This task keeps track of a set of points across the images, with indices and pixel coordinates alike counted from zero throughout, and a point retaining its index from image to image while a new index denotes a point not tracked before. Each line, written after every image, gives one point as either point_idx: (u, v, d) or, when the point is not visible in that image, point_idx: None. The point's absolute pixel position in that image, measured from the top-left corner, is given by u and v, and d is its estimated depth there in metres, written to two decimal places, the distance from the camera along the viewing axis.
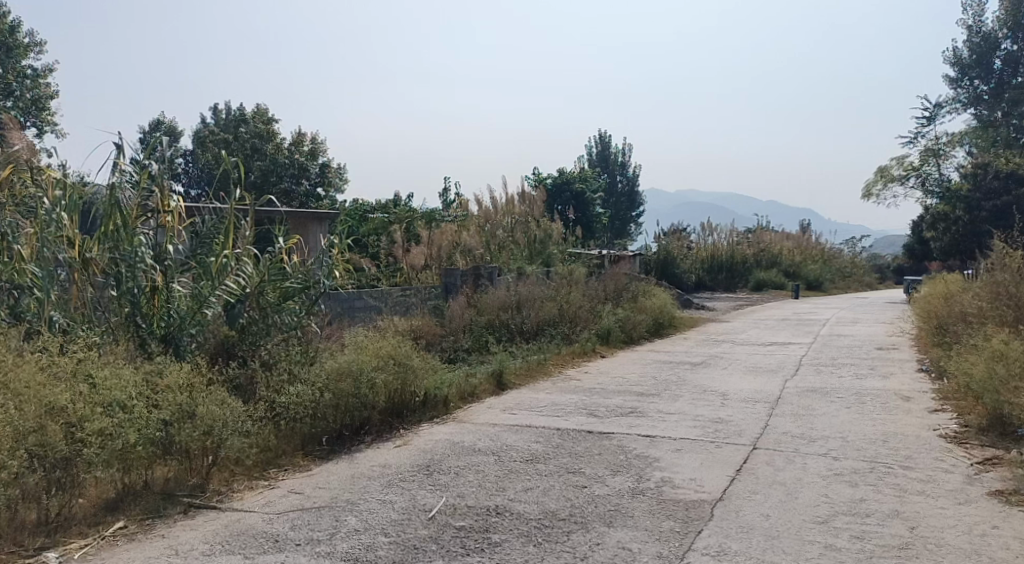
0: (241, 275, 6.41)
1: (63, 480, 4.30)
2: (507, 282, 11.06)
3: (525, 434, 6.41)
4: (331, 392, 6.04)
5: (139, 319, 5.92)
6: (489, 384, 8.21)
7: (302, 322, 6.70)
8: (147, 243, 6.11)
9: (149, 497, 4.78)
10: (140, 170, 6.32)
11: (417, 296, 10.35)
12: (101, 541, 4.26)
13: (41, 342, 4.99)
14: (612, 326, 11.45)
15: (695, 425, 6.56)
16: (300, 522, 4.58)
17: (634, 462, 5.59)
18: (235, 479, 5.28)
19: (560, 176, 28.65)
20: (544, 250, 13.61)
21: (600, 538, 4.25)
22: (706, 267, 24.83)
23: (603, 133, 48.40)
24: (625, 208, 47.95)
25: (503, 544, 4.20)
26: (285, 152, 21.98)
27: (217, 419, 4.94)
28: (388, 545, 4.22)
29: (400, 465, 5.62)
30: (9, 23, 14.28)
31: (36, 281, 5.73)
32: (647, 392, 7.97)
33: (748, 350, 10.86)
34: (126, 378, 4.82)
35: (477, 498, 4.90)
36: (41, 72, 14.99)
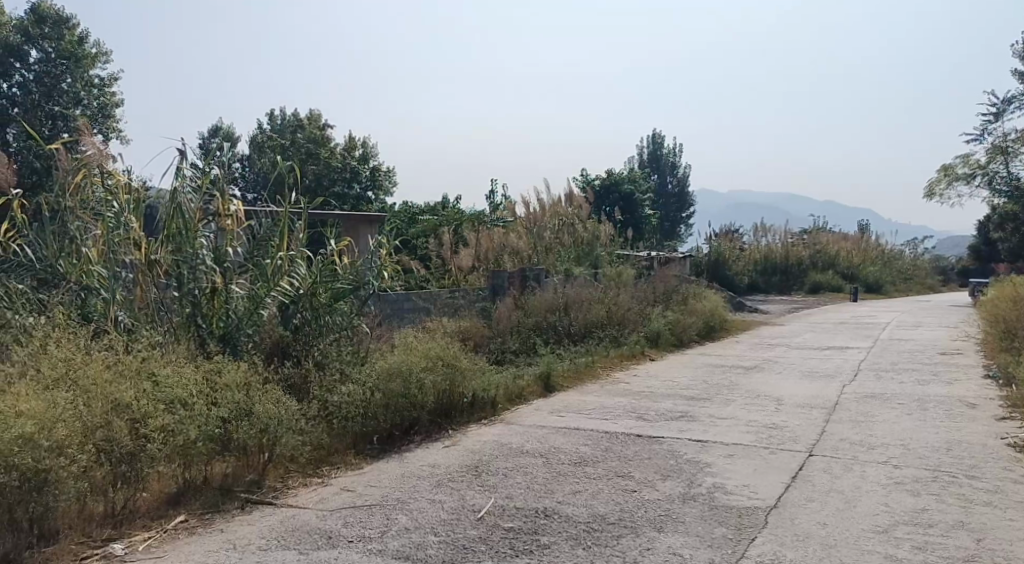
0: (295, 276, 6.52)
1: (128, 475, 4.42)
2: (554, 285, 11.04)
3: (573, 436, 6.40)
4: (381, 393, 6.12)
5: (200, 319, 6.09)
6: (537, 386, 8.23)
7: (353, 323, 6.79)
8: (208, 246, 6.25)
9: (208, 492, 4.92)
10: (201, 174, 6.52)
11: (465, 297, 10.38)
12: (163, 534, 4.40)
13: (107, 342, 5.16)
14: (662, 329, 11.35)
15: (748, 431, 6.47)
16: (352, 520, 4.64)
17: (685, 467, 5.53)
18: (290, 476, 5.39)
19: (609, 176, 28.56)
20: (592, 252, 13.57)
21: (651, 543, 4.22)
22: (759, 269, 24.51)
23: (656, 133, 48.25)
24: (674, 209, 47.56)
25: (552, 546, 4.21)
26: (339, 157, 22.35)
27: (273, 417, 5.05)
28: (438, 545, 4.25)
29: (449, 466, 5.66)
30: (79, 35, 14.79)
31: (103, 282, 5.95)
32: (699, 396, 7.87)
33: (802, 355, 10.65)
34: (188, 376, 4.94)
35: (525, 500, 4.91)
36: (107, 81, 15.48)
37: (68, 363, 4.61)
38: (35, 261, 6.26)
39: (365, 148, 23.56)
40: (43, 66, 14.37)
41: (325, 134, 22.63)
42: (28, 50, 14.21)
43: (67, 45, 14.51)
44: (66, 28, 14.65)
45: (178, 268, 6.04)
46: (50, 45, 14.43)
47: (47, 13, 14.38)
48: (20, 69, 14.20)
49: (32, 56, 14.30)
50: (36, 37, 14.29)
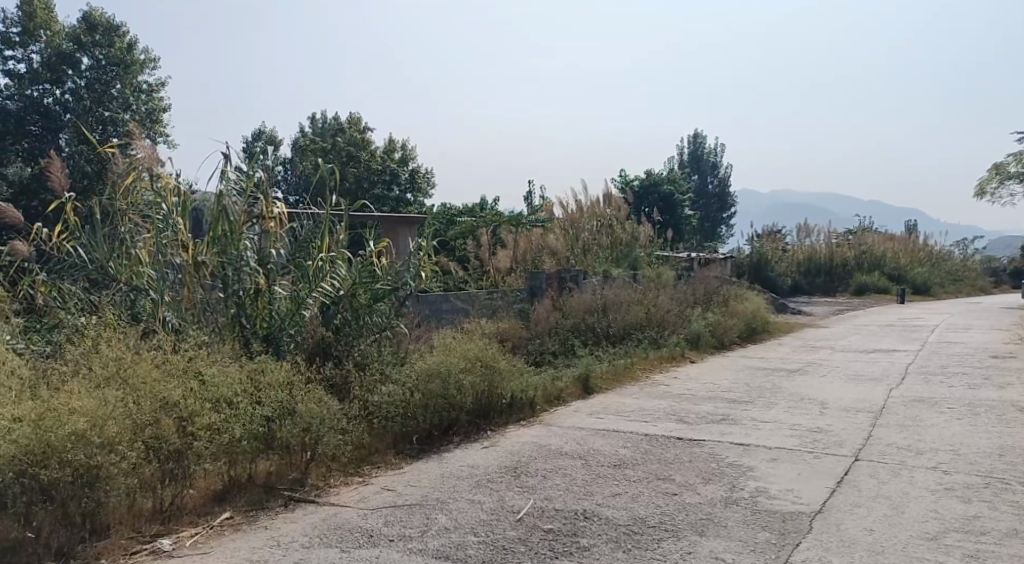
0: (336, 277, 6.60)
1: (176, 472, 4.51)
2: (593, 286, 11.00)
3: (613, 438, 6.37)
4: (421, 393, 6.16)
5: (244, 320, 6.20)
6: (575, 388, 8.21)
7: (392, 323, 6.84)
8: (252, 248, 6.38)
9: (253, 490, 5.00)
10: (246, 177, 6.66)
11: (504, 298, 10.39)
12: (209, 531, 4.49)
13: (156, 341, 5.28)
14: (702, 331, 11.24)
15: (791, 434, 6.37)
16: (393, 519, 4.68)
17: (726, 471, 5.47)
18: (332, 475, 5.45)
19: (648, 177, 28.39)
20: (630, 254, 13.51)
21: (693, 547, 4.18)
22: (803, 270, 24.33)
23: (697, 134, 47.91)
24: (715, 210, 47.08)
25: (592, 549, 4.19)
26: (379, 159, 22.61)
27: (316, 416, 5.11)
28: (478, 545, 4.26)
29: (488, 467, 5.67)
30: (128, 42, 15.15)
31: (151, 283, 6.10)
32: (740, 399, 7.78)
33: (846, 358, 10.47)
34: (233, 375, 5.03)
35: (565, 502, 4.90)
36: (154, 86, 15.85)
37: (119, 362, 4.73)
38: (87, 262, 6.43)
39: (404, 151, 23.78)
40: (95, 72, 14.78)
41: (366, 137, 22.95)
42: (80, 57, 14.65)
43: (117, 51, 14.89)
44: (116, 35, 15.07)
45: (224, 269, 6.16)
46: (100, 52, 14.83)
47: (98, 21, 14.83)
48: (73, 75, 14.62)
49: (84, 63, 14.73)
50: (88, 44, 14.73)
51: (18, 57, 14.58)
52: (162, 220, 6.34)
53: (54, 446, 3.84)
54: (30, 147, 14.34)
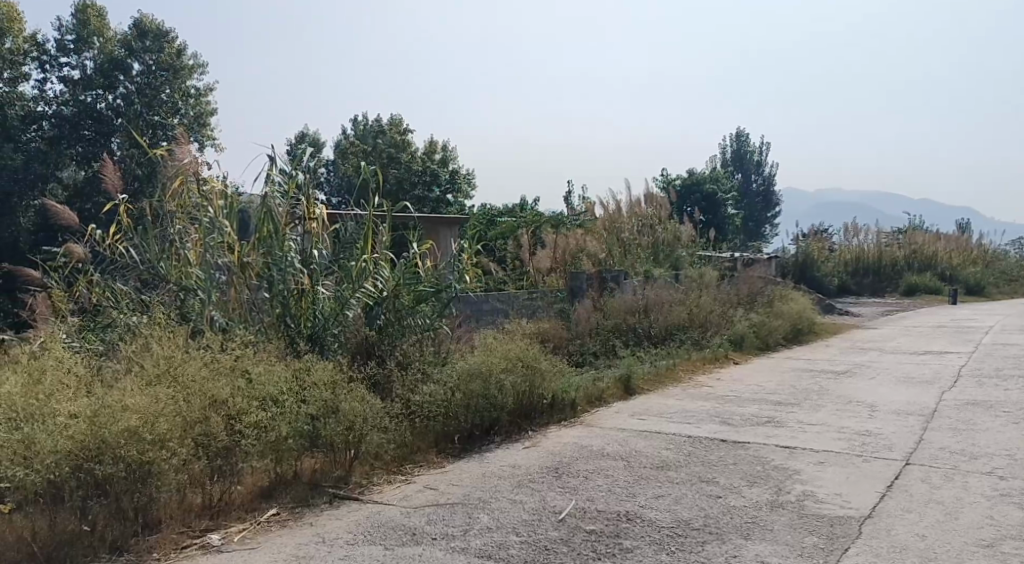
0: (379, 278, 6.67)
1: (224, 468, 4.61)
2: (634, 286, 10.93)
3: (654, 440, 6.32)
4: (462, 392, 6.19)
5: (289, 320, 6.29)
6: (617, 388, 8.16)
7: (434, 324, 6.87)
8: (296, 250, 6.49)
9: (299, 487, 5.08)
10: (289, 180, 6.80)
11: (543, 298, 10.39)
12: (256, 526, 4.57)
13: (204, 341, 5.39)
14: (746, 332, 11.10)
15: (839, 438, 6.25)
16: (435, 517, 4.71)
17: (772, 474, 5.38)
18: (375, 473, 5.51)
19: (690, 176, 28.16)
20: (672, 253, 13.43)
21: (738, 551, 4.12)
22: (851, 270, 24.00)
23: (740, 132, 47.39)
24: (759, 209, 46.50)
25: (635, 550, 4.16)
26: (419, 161, 22.74)
27: (359, 415, 5.15)
28: (520, 545, 4.27)
29: (529, 467, 5.67)
30: (177, 48, 15.49)
31: (200, 283, 6.24)
32: (786, 401, 7.66)
33: (896, 360, 10.23)
34: (279, 374, 5.09)
35: (607, 503, 4.87)
36: (202, 90, 16.15)
37: (169, 360, 4.84)
38: (139, 263, 6.60)
39: (445, 152, 23.96)
40: (145, 78, 15.15)
41: (406, 139, 23.17)
42: (131, 62, 15.01)
43: (167, 57, 15.25)
44: (165, 41, 15.41)
45: (270, 270, 6.28)
46: (150, 58, 15.20)
47: (148, 27, 15.18)
48: (124, 80, 15.00)
49: (135, 68, 15.09)
50: (138, 50, 15.10)
51: (72, 63, 15.02)
52: (209, 222, 6.47)
53: (108, 442, 3.94)
54: (84, 152, 14.70)
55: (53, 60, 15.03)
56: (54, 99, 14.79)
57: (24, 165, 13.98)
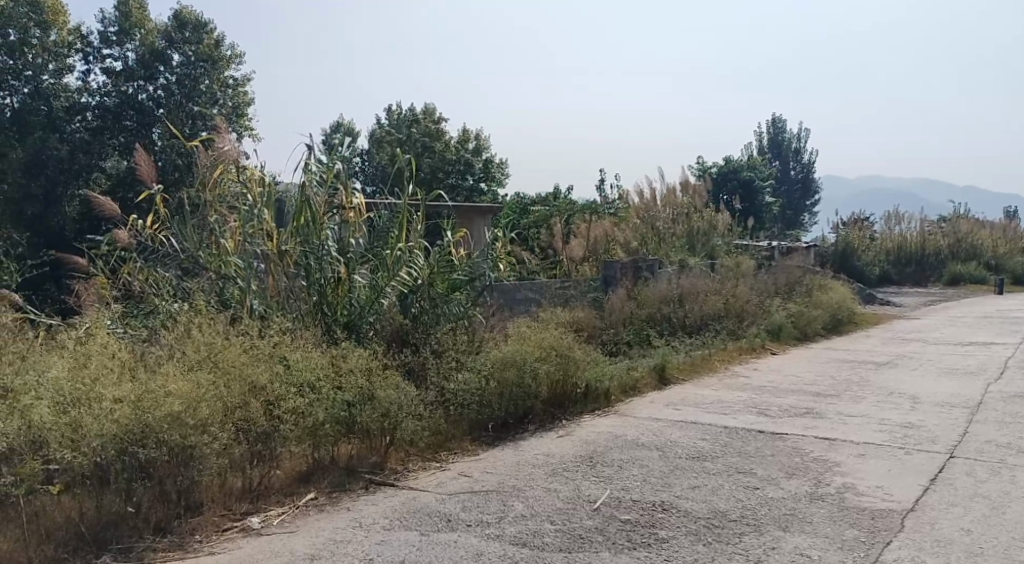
0: (413, 267, 6.71)
1: (263, 453, 4.68)
2: (668, 275, 10.85)
3: (690, 430, 6.27)
4: (496, 381, 6.21)
5: (325, 307, 6.33)
6: (651, 377, 8.11)
7: (468, 312, 6.91)
8: (332, 238, 6.54)
9: (335, 472, 5.13)
10: (326, 168, 6.84)
11: (577, 287, 10.35)
12: (295, 510, 4.64)
13: (243, 327, 5.47)
14: (784, 322, 10.95)
15: (881, 429, 6.14)
16: (470, 504, 4.73)
17: (811, 466, 5.31)
18: (410, 459, 5.56)
19: (727, 164, 27.86)
20: (707, 242, 13.33)
21: (777, 543, 4.08)
22: (892, 259, 23.51)
23: (777, 119, 46.75)
24: (798, 196, 45.77)
25: (671, 541, 4.14)
26: (453, 149, 22.84)
27: (394, 402, 5.18)
28: (555, 533, 4.27)
29: (563, 455, 5.66)
30: (216, 38, 15.71)
31: (239, 272, 6.33)
32: (825, 393, 7.54)
33: (939, 351, 10.01)
34: (316, 360, 5.14)
35: (642, 493, 4.85)
36: (240, 81, 16.38)
37: (209, 347, 4.91)
38: (179, 251, 6.72)
39: (477, 140, 23.91)
40: (185, 69, 15.37)
41: (440, 127, 23.24)
42: (171, 54, 15.24)
43: (205, 47, 15.46)
44: (204, 32, 15.60)
45: (306, 258, 6.34)
46: (190, 48, 15.40)
47: (187, 19, 15.35)
48: (164, 71, 15.22)
49: (175, 60, 15.31)
50: (178, 41, 15.32)
51: (114, 55, 15.27)
52: (248, 211, 6.56)
53: (152, 426, 4.01)
54: (126, 142, 14.99)
55: (96, 52, 15.29)
56: (97, 90, 15.04)
57: (69, 156, 14.25)
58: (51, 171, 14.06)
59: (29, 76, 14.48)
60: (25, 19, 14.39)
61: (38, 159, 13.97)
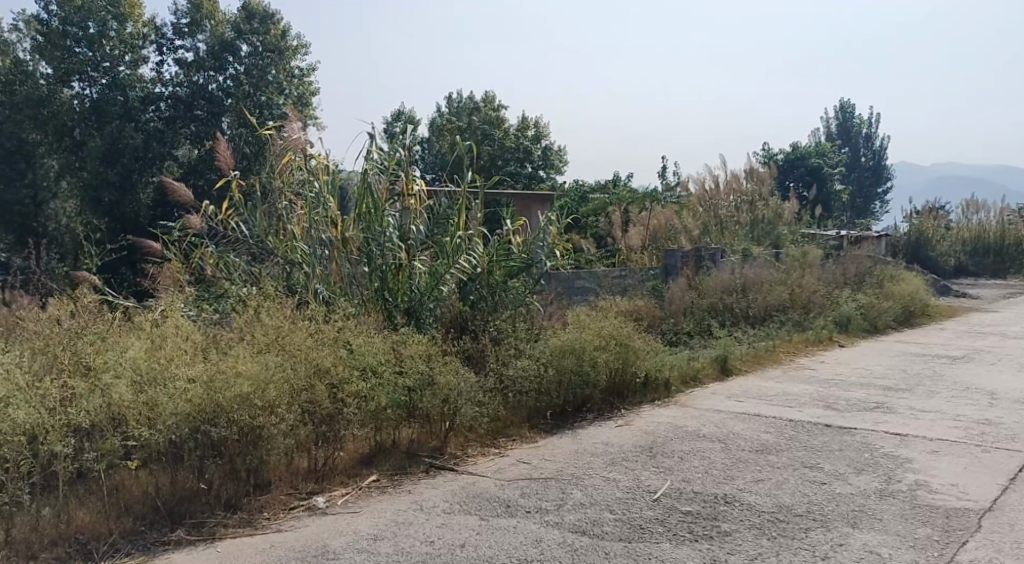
0: (472, 254, 6.71)
1: (328, 435, 4.77)
2: (731, 265, 10.67)
3: (754, 423, 6.15)
4: (555, 368, 6.21)
5: (387, 294, 6.38)
6: (713, 368, 7.99)
7: (526, 301, 6.91)
8: (394, 225, 6.61)
9: (397, 456, 5.21)
10: (389, 156, 6.94)
11: (636, 276, 10.26)
12: (358, 491, 4.73)
13: (310, 312, 5.59)
14: (853, 314, 10.63)
15: (956, 426, 5.92)
16: (529, 491, 4.74)
17: (882, 461, 5.16)
18: (469, 445, 5.60)
19: (794, 150, 27.22)
20: (773, 231, 13.10)
21: (845, 539, 3.98)
22: (969, 249, 22.64)
23: (846, 105, 45.47)
24: (868, 184, 44.41)
25: (734, 534, 4.07)
26: (513, 137, 22.85)
27: (454, 388, 5.21)
28: (614, 522, 4.25)
29: (622, 445, 5.62)
30: (282, 29, 16.03)
31: (305, 258, 6.46)
32: (894, 387, 7.31)
33: (1019, 345, 9.59)
34: (378, 345, 5.20)
35: (704, 485, 4.78)
36: (305, 71, 16.70)
37: (277, 331, 5.00)
38: (249, 238, 6.87)
39: (537, 128, 23.88)
40: (252, 59, 15.69)
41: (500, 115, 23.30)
42: (240, 45, 15.57)
43: (272, 38, 15.78)
44: (271, 23, 15.92)
45: (369, 245, 6.42)
46: (258, 39, 15.73)
47: (255, 10, 15.70)
48: (233, 62, 15.59)
49: (243, 50, 15.65)
50: (246, 32, 15.63)
51: (186, 46, 15.69)
52: (314, 199, 6.70)
53: (223, 406, 4.13)
54: (197, 131, 15.27)
55: (169, 43, 15.71)
56: (170, 81, 15.46)
57: (144, 145, 14.66)
58: (127, 160, 14.57)
59: (106, 67, 15.13)
60: (103, 12, 15.10)
61: (115, 148, 14.56)
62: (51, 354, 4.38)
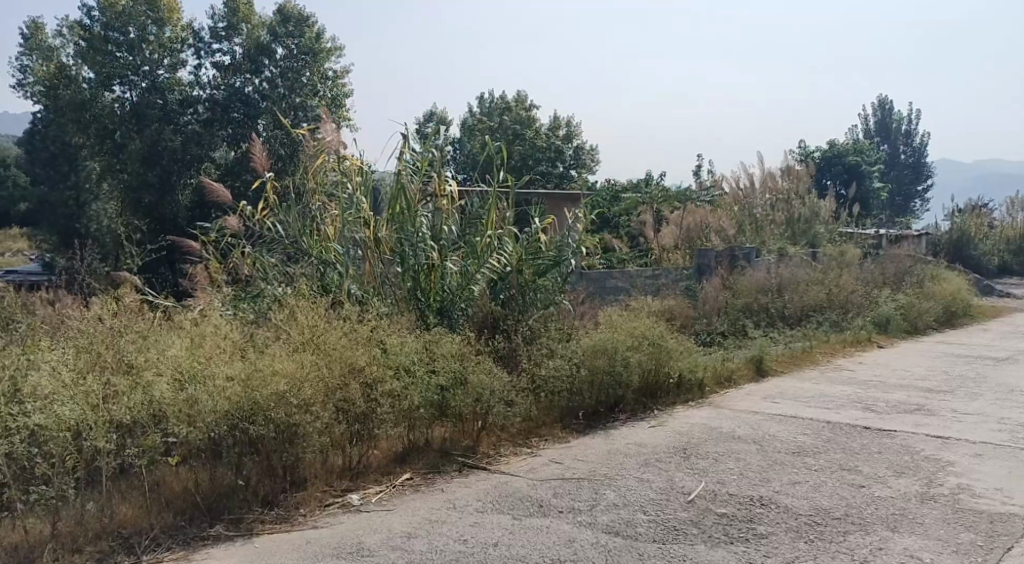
0: (503, 253, 6.73)
1: (362, 433, 4.80)
2: (767, 264, 10.55)
3: (790, 425, 6.07)
4: (587, 368, 6.20)
5: (420, 294, 6.41)
6: (748, 369, 7.90)
7: (555, 299, 6.89)
8: (427, 225, 6.66)
9: (430, 454, 5.24)
10: (421, 157, 6.97)
11: (670, 276, 10.18)
12: (392, 489, 4.77)
13: (344, 311, 5.62)
14: (893, 314, 10.43)
15: (1000, 429, 5.78)
16: (562, 491, 4.73)
17: (923, 465, 5.06)
18: (501, 444, 5.60)
19: (831, 148, 26.86)
20: (809, 229, 12.95)
21: (884, 543, 3.91)
22: (1014, 248, 22.09)
23: (885, 102, 44.73)
24: (908, 181, 43.59)
25: (770, 537, 4.02)
26: (544, 137, 22.82)
27: (486, 387, 5.23)
28: (648, 523, 4.22)
29: (656, 446, 5.59)
30: (317, 31, 16.17)
31: (339, 258, 6.52)
32: (936, 389, 7.17)
33: None
34: (411, 345, 5.23)
35: (739, 487, 4.73)
36: (339, 73, 16.85)
37: (312, 329, 5.03)
38: (284, 237, 6.92)
39: (569, 127, 23.86)
40: (288, 61, 15.88)
41: (532, 115, 23.30)
42: (275, 48, 15.78)
43: (307, 41, 15.92)
44: (306, 25, 16.09)
45: (402, 245, 6.46)
46: (293, 42, 15.91)
47: (291, 13, 15.88)
48: (269, 64, 15.78)
49: (279, 53, 15.85)
50: (282, 35, 15.82)
51: (223, 49, 15.94)
52: (348, 199, 6.75)
53: (260, 403, 4.19)
54: (234, 133, 15.50)
55: (207, 47, 15.95)
56: (207, 84, 15.70)
57: (182, 146, 14.89)
58: (165, 161, 14.82)
59: (146, 71, 15.41)
60: (143, 17, 15.40)
61: (154, 151, 14.86)
62: (94, 352, 4.46)
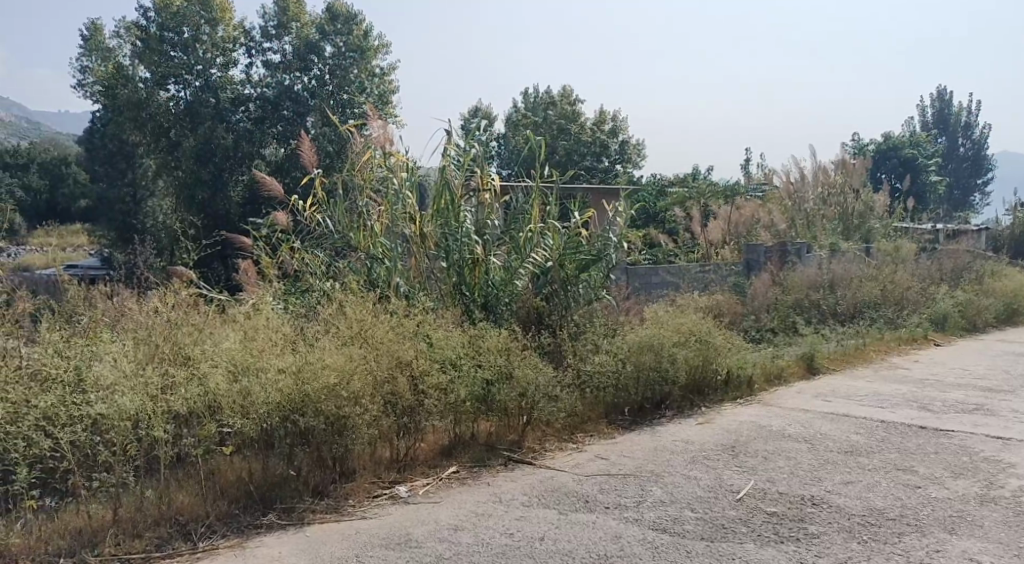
0: (545, 247, 6.72)
1: (409, 426, 4.84)
2: (818, 260, 10.38)
3: (843, 424, 5.94)
4: (632, 364, 6.16)
5: (465, 288, 6.45)
6: (799, 367, 7.76)
7: (598, 295, 6.84)
8: (471, 220, 6.69)
9: (475, 448, 5.26)
10: (464, 152, 7.00)
11: (718, 272, 10.05)
12: (439, 482, 4.82)
13: (391, 306, 5.67)
14: (950, 311, 10.13)
15: None
16: (608, 487, 4.71)
17: (982, 466, 4.92)
18: (546, 439, 5.59)
19: (886, 141, 26.22)
20: (864, 224, 12.70)
21: (942, 545, 3.81)
22: None
23: (943, 93, 43.45)
24: (967, 174, 42.31)
25: (822, 536, 3.95)
26: (590, 131, 22.69)
27: (531, 381, 5.24)
28: (695, 521, 4.18)
29: (703, 443, 5.53)
30: (364, 29, 16.32)
31: (386, 253, 6.58)
32: (997, 389, 6.95)
33: None
34: (457, 339, 5.25)
35: (790, 486, 4.65)
36: (386, 69, 17.02)
37: (360, 323, 5.06)
38: (333, 233, 7.01)
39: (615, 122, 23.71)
40: (336, 59, 16.08)
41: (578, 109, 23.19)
42: (324, 45, 15.97)
43: (355, 39, 16.09)
44: (354, 24, 16.25)
45: (447, 240, 6.50)
46: (341, 39, 16.11)
47: (339, 11, 16.09)
48: (317, 62, 15.99)
49: (328, 52, 16.05)
50: (330, 33, 16.04)
51: (274, 48, 16.21)
52: (395, 195, 6.80)
53: (311, 396, 4.28)
54: (284, 130, 15.66)
55: (258, 46, 16.26)
56: (258, 82, 15.99)
57: (234, 143, 15.32)
58: (217, 158, 15.27)
59: (199, 70, 15.76)
60: (197, 17, 15.74)
61: (207, 147, 15.31)
62: (153, 344, 4.60)
